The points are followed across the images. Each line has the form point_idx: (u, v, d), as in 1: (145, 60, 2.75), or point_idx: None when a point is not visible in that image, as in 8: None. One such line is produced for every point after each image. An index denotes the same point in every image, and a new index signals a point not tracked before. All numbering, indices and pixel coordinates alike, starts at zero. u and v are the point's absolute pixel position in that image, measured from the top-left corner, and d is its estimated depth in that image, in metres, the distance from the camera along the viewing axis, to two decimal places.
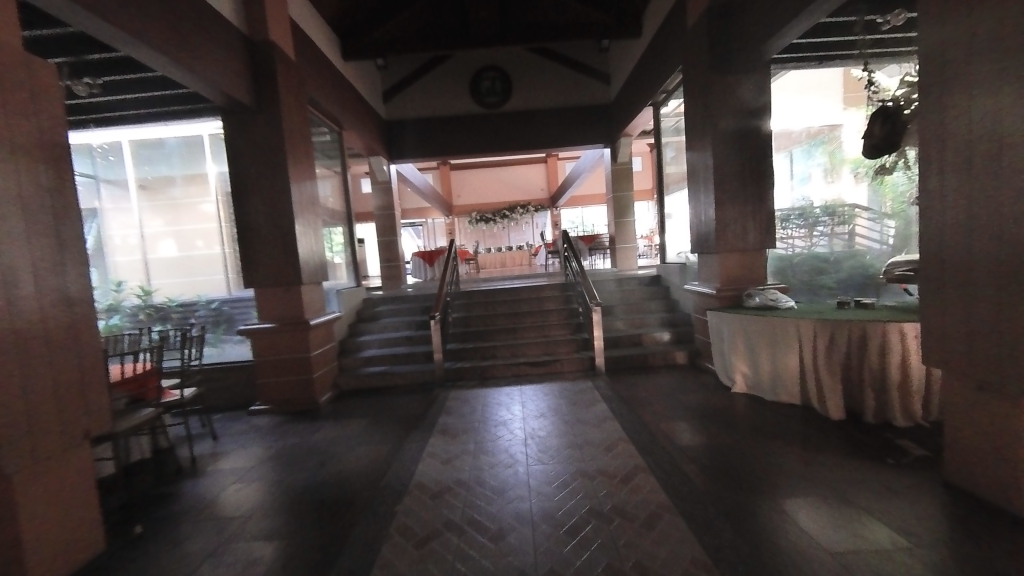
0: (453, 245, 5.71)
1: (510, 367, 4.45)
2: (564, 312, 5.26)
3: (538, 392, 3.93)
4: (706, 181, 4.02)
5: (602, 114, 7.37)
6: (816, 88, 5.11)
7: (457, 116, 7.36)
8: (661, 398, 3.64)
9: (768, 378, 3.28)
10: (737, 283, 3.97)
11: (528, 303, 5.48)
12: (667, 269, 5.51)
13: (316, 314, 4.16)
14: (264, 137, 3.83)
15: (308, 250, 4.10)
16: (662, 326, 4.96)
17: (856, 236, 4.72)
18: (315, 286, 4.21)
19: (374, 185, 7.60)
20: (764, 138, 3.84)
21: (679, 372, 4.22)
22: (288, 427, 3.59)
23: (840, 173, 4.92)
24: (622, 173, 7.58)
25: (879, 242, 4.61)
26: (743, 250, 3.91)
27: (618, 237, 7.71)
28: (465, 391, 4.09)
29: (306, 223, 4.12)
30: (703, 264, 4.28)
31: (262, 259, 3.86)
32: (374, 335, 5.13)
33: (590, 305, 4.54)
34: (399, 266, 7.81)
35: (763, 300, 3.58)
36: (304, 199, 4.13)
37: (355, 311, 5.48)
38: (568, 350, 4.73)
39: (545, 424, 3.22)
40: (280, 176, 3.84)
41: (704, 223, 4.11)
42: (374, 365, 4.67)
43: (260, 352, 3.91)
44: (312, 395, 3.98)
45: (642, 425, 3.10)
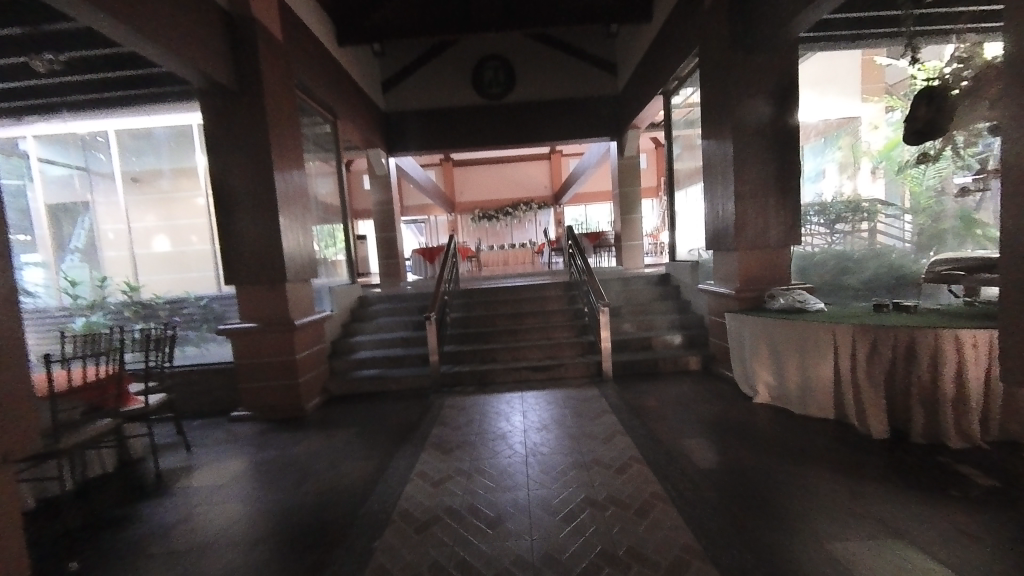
0: (452, 241, 5.43)
1: (511, 372, 4.13)
2: (568, 312, 4.96)
3: (540, 401, 3.62)
4: (723, 173, 3.69)
5: (609, 106, 7.05)
6: (829, 83, 4.90)
7: (458, 108, 7.05)
8: (676, 408, 3.32)
9: (797, 389, 2.95)
10: (758, 283, 3.62)
11: (530, 302, 5.17)
12: (678, 268, 5.17)
13: (304, 314, 3.89)
14: (246, 123, 3.54)
15: (295, 246, 3.81)
16: (673, 328, 4.63)
17: (877, 233, 4.42)
18: (302, 284, 3.92)
19: (371, 179, 7.29)
20: (790, 123, 3.49)
21: (694, 379, 3.88)
22: (269, 437, 3.30)
23: (860, 169, 4.87)
24: (629, 167, 7.22)
25: (901, 240, 4.27)
26: (766, 248, 3.58)
27: (625, 233, 7.31)
28: (463, 398, 3.80)
29: (294, 217, 3.84)
30: (719, 263, 3.95)
31: (244, 255, 3.58)
32: (366, 337, 4.83)
33: (597, 305, 4.21)
34: (397, 262, 7.49)
35: (789, 301, 3.26)
36: (291, 191, 3.83)
37: (349, 311, 5.20)
38: (573, 354, 4.42)
39: (548, 438, 2.93)
40: (262, 165, 3.55)
41: (721, 219, 3.78)
42: (367, 368, 4.39)
43: (241, 355, 3.64)
44: (298, 402, 3.67)
45: (657, 441, 2.79)
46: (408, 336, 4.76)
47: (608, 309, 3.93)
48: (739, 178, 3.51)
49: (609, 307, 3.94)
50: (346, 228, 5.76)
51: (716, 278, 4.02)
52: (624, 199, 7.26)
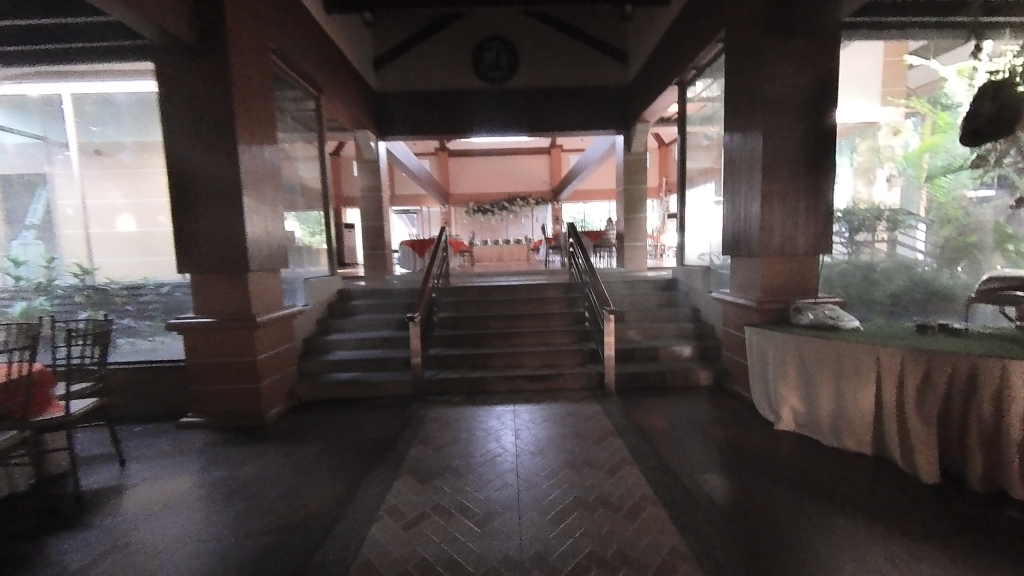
0: (445, 233, 5.00)
1: (504, 381, 3.73)
2: (567, 314, 4.56)
3: (536, 416, 3.22)
4: (749, 170, 3.31)
5: (617, 97, 6.63)
6: (852, 81, 4.65)
7: (456, 91, 6.59)
8: (687, 430, 2.96)
9: (829, 418, 2.59)
10: (782, 294, 3.26)
11: (526, 303, 4.77)
12: (687, 272, 4.80)
13: (272, 308, 3.44)
14: (208, 86, 3.06)
15: (263, 231, 3.35)
16: (681, 338, 4.27)
17: (896, 244, 4.07)
18: (270, 275, 3.46)
19: (360, 163, 6.80)
20: (827, 117, 3.11)
21: (704, 396, 3.52)
22: (221, 450, 2.86)
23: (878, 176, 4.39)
24: (635, 163, 6.83)
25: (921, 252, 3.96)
26: (793, 255, 3.22)
27: (628, 233, 6.92)
28: (448, 410, 3.38)
29: (262, 198, 3.36)
30: (738, 270, 3.58)
31: (202, 239, 3.11)
32: (344, 335, 4.38)
33: (601, 310, 3.81)
34: (385, 254, 7.00)
35: (819, 316, 2.90)
36: (261, 168, 3.36)
37: (327, 306, 4.74)
38: (571, 362, 4.03)
39: (544, 465, 2.53)
40: (226, 136, 3.07)
41: (744, 221, 3.41)
42: (343, 370, 3.95)
43: (195, 353, 3.18)
44: (259, 408, 3.23)
45: (670, 473, 2.41)
46: (390, 335, 4.32)
47: (615, 314, 3.52)
48: (766, 176, 3.14)
49: (616, 312, 3.54)
50: (328, 215, 5.28)
51: (733, 286, 3.66)
52: (629, 198, 6.88)
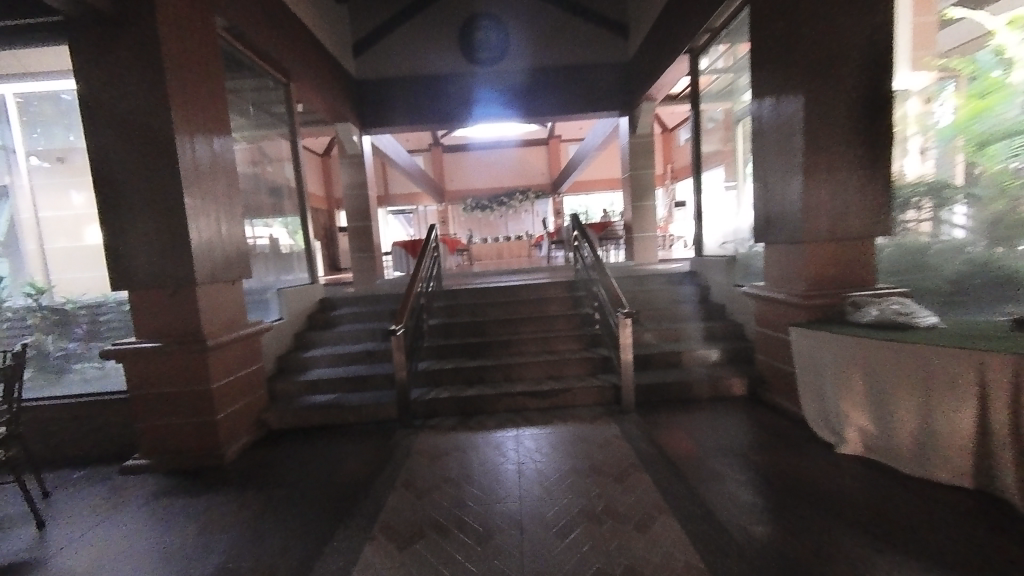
0: (433, 231, 4.48)
1: (503, 398, 3.20)
2: (572, 317, 4.04)
3: (542, 442, 2.70)
4: (786, 139, 2.77)
5: (620, 75, 6.07)
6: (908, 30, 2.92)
7: (442, 75, 6.05)
8: (726, 455, 2.44)
9: (912, 441, 2.05)
10: (832, 287, 2.72)
11: (527, 305, 4.26)
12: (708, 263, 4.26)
13: (230, 325, 2.94)
14: (134, 66, 2.54)
15: (213, 236, 2.84)
16: (705, 339, 3.74)
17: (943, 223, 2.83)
18: (226, 287, 2.95)
19: (343, 160, 6.29)
20: (886, 64, 2.53)
21: (739, 409, 2.99)
22: (163, 501, 2.37)
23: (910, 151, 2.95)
24: (642, 147, 6.26)
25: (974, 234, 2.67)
26: (842, 237, 2.69)
27: (636, 223, 6.37)
28: (439, 437, 2.86)
29: (213, 196, 2.86)
30: (773, 259, 3.04)
31: (138, 249, 2.62)
32: (321, 350, 3.87)
33: (615, 312, 3.28)
34: (374, 256, 6.47)
35: (886, 312, 2.33)
36: (207, 162, 2.85)
37: (306, 317, 4.24)
38: (581, 372, 3.51)
39: (556, 513, 2.01)
40: (159, 124, 2.56)
41: (782, 200, 2.86)
42: (320, 391, 3.45)
43: (139, 384, 2.70)
44: (216, 445, 2.73)
45: (714, 522, 1.88)
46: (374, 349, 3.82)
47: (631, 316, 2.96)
48: (808, 143, 2.61)
49: (634, 314, 2.99)
50: (306, 215, 4.78)
51: (767, 277, 3.13)
52: (636, 184, 6.33)
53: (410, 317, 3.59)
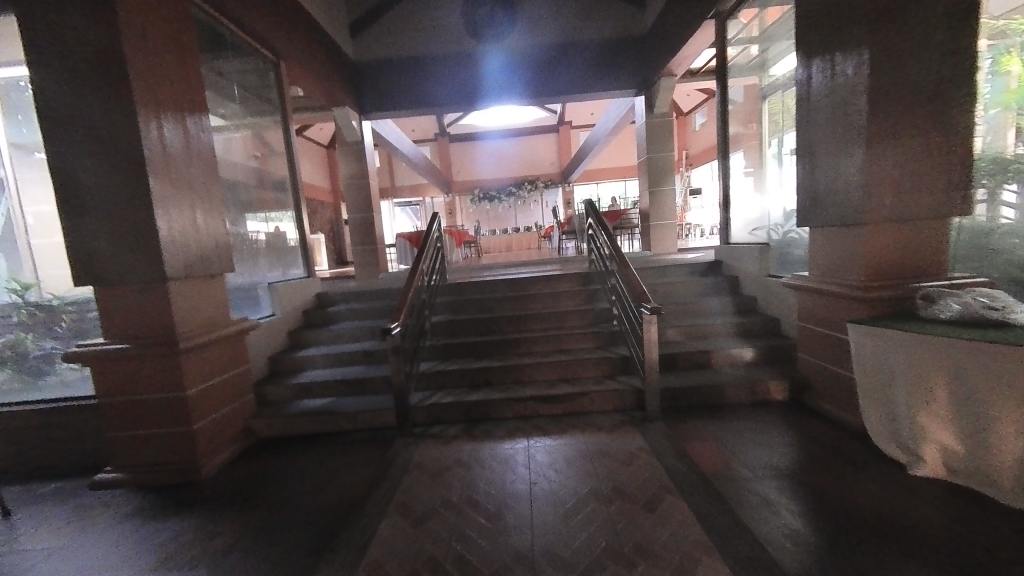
0: (436, 221, 4.15)
1: (511, 404, 2.86)
2: (588, 312, 3.69)
3: (557, 456, 2.36)
4: (843, 104, 2.35)
5: (636, 50, 5.62)
6: None
7: (445, 54, 5.67)
8: (774, 475, 2.08)
9: (1015, 465, 1.67)
10: (897, 277, 2.32)
11: (537, 300, 3.92)
12: (738, 252, 3.85)
13: (210, 325, 2.65)
14: (90, 33, 2.23)
15: (188, 226, 2.54)
16: (736, 336, 3.36)
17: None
18: (205, 282, 2.66)
19: (342, 148, 5.97)
20: (972, 6, 2.09)
21: (782, 417, 2.62)
22: (129, 524, 2.11)
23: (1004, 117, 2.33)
24: (660, 128, 5.83)
25: None
26: (908, 218, 2.29)
27: (653, 211, 5.96)
28: (440, 449, 2.54)
29: (186, 181, 2.56)
30: (823, 245, 2.64)
31: (103, 240, 2.34)
32: (315, 350, 3.58)
33: (637, 307, 2.92)
34: (377, 249, 6.17)
35: (972, 306, 1.93)
36: (179, 143, 2.55)
37: (301, 314, 3.97)
38: (598, 374, 3.15)
39: (576, 550, 1.68)
40: (119, 99, 2.26)
41: (835, 176, 2.45)
42: (312, 395, 3.17)
43: (109, 390, 2.44)
44: (193, 458, 2.45)
45: (770, 566, 1.53)
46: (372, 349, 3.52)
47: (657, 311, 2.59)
48: (870, 106, 2.21)
49: (659, 309, 2.62)
50: (301, 206, 4.50)
51: (813, 266, 2.73)
52: (653, 169, 5.91)
53: (409, 314, 3.27)
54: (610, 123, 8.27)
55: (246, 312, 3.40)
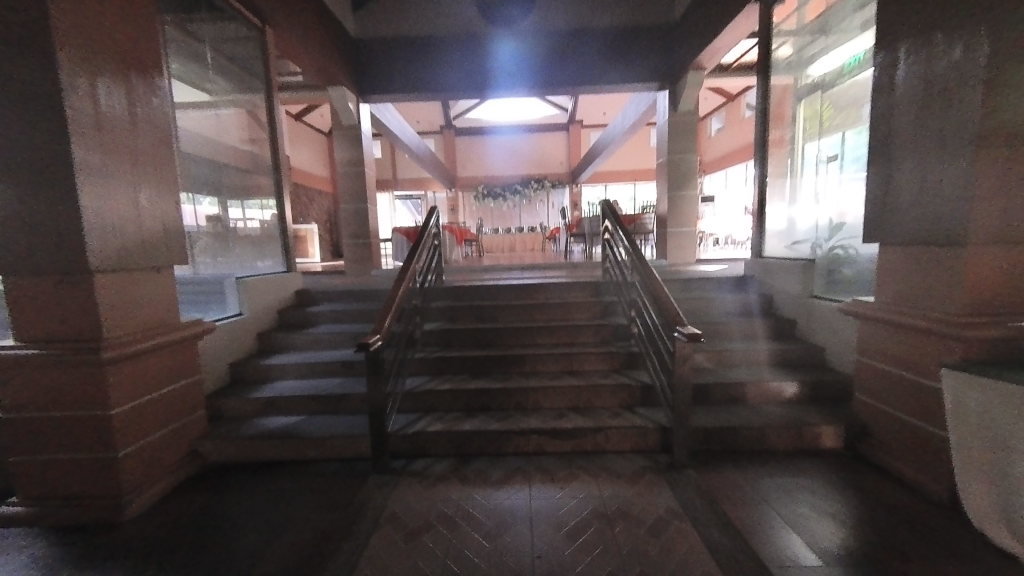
0: (435, 215, 3.68)
1: (511, 437, 2.39)
2: (602, 327, 3.22)
3: (566, 514, 1.89)
4: (945, 94, 1.89)
5: (663, 41, 5.15)
6: None
7: (453, 35, 5.20)
8: (846, 561, 1.62)
9: None
10: (1000, 313, 1.87)
11: (546, 310, 3.46)
12: (777, 268, 3.39)
13: (148, 327, 2.17)
14: None
15: (126, 208, 2.07)
16: (774, 366, 2.90)
17: None
18: (148, 277, 2.19)
19: (337, 132, 5.49)
20: None
21: (838, 473, 2.17)
22: None
23: None
24: (683, 128, 5.36)
25: None
26: (1019, 239, 1.83)
27: (672, 217, 5.49)
28: (423, 494, 2.08)
29: (128, 151, 2.09)
30: (898, 267, 2.18)
31: (12, 219, 1.87)
32: (287, 357, 3.11)
33: (667, 329, 2.45)
34: (370, 243, 5.69)
35: None
36: (121, 106, 2.07)
37: (277, 314, 3.51)
38: (614, 403, 2.69)
39: None
40: (37, 43, 1.78)
41: (926, 184, 1.99)
42: (279, 412, 2.70)
43: (15, 404, 1.97)
44: (116, 493, 1.98)
45: None
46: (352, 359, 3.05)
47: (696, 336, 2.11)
48: (985, 94, 1.75)
49: (700, 332, 2.14)
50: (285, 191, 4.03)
51: (882, 291, 2.27)
52: (673, 171, 5.44)
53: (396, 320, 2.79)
54: (626, 122, 7.85)
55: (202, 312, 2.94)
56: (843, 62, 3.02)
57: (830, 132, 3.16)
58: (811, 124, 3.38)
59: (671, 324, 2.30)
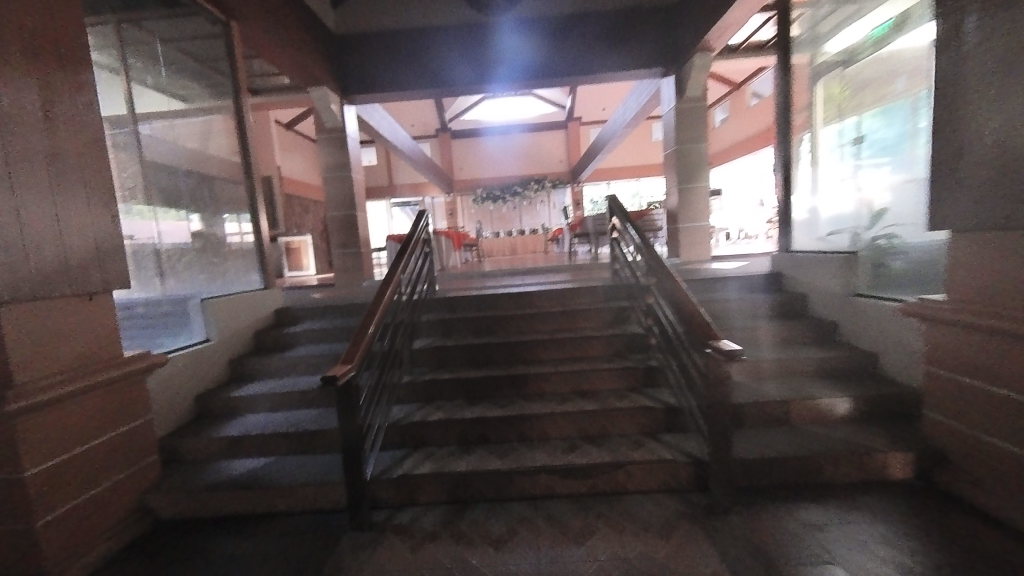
0: (424, 220, 3.34)
1: (514, 478, 2.02)
2: (614, 339, 2.83)
3: None
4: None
5: (667, 23, 4.76)
6: None
7: (441, 27, 4.85)
8: None
9: None
10: None
11: (549, 320, 3.08)
12: (811, 264, 3.00)
13: (69, 370, 1.80)
14: None
15: (39, 223, 1.71)
16: (817, 378, 2.50)
17: None
18: (75, 305, 1.84)
19: (321, 135, 5.15)
20: None
21: (917, 513, 1.77)
22: None
23: None
24: (691, 115, 4.97)
25: None
26: None
27: (682, 211, 5.09)
28: (407, 558, 1.70)
29: (41, 157, 1.73)
30: (976, 260, 1.78)
31: None
32: (259, 387, 2.75)
33: (695, 342, 2.06)
34: (360, 252, 5.35)
35: None
36: (32, 100, 1.72)
37: (252, 336, 3.16)
38: (633, 430, 2.30)
39: None
40: None
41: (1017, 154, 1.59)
42: (246, 453, 2.34)
43: None
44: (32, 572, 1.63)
45: None
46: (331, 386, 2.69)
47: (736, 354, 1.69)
48: None
49: (740, 349, 1.72)
50: (260, 201, 3.68)
51: (958, 288, 1.87)
52: (683, 162, 5.05)
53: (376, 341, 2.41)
54: (627, 115, 7.49)
55: (151, 342, 2.61)
56: (868, 35, 2.69)
57: (857, 109, 2.80)
58: (835, 101, 3.02)
59: (702, 339, 1.90)
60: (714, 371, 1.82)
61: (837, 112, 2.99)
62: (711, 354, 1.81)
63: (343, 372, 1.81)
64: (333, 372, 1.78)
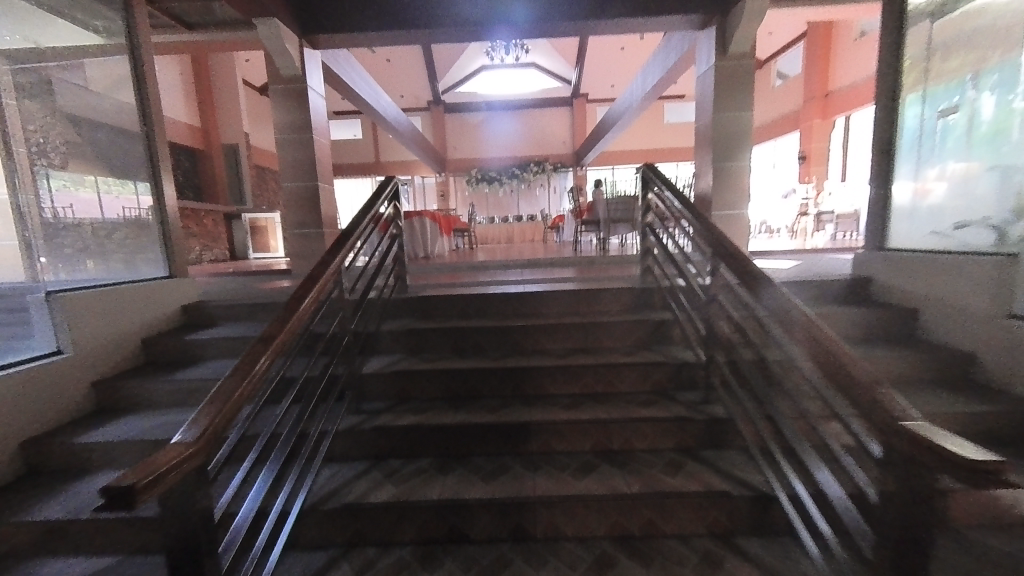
0: (387, 192, 2.42)
1: None
2: (655, 369, 1.96)
3: None
4: None
5: None
6: None
7: None
8: None
9: None
10: None
11: (560, 337, 2.23)
12: (931, 272, 2.15)
13: None
14: None
15: None
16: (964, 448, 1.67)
17: None
18: None
19: (274, 87, 4.12)
20: None
21: None
22: None
23: None
24: (734, 79, 4.05)
25: None
26: None
27: (717, 196, 4.21)
28: None
29: None
30: None
31: None
32: (121, 427, 1.85)
33: (836, 407, 1.17)
34: (324, 234, 4.41)
35: None
36: None
37: (139, 347, 2.28)
38: (695, 529, 1.46)
39: None
40: None
41: None
42: (75, 549, 1.47)
43: None
44: None
45: None
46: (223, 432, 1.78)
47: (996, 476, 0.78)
48: None
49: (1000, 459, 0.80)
50: (164, 167, 2.60)
51: None
52: (719, 136, 4.15)
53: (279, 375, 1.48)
54: (634, 96, 6.69)
55: None
56: None
57: (933, 87, 2.22)
58: (922, 62, 2.27)
59: (875, 414, 0.99)
60: (907, 491, 0.91)
61: (923, 77, 2.26)
62: (898, 459, 0.92)
63: (151, 474, 0.85)
64: (122, 475, 0.82)
